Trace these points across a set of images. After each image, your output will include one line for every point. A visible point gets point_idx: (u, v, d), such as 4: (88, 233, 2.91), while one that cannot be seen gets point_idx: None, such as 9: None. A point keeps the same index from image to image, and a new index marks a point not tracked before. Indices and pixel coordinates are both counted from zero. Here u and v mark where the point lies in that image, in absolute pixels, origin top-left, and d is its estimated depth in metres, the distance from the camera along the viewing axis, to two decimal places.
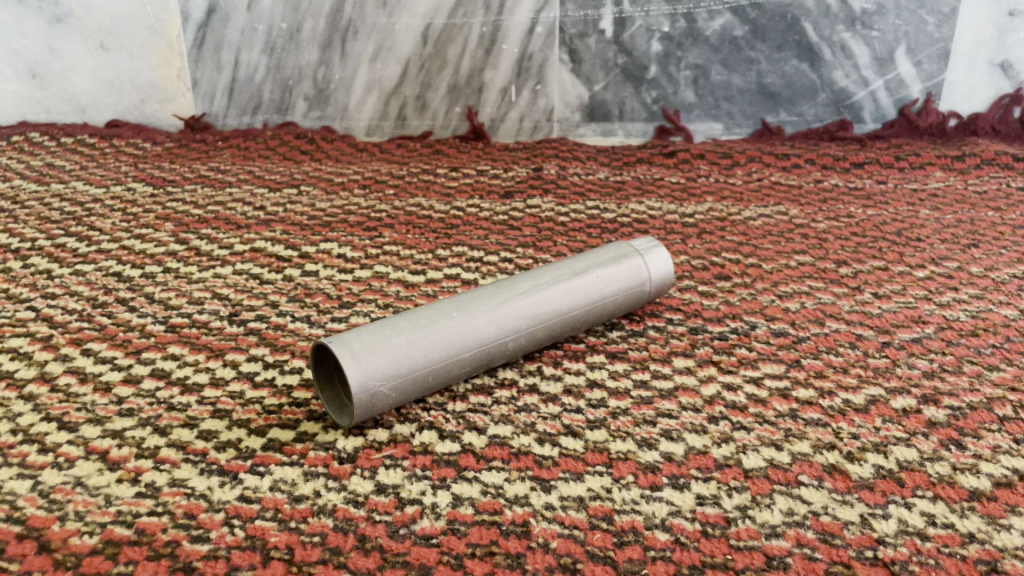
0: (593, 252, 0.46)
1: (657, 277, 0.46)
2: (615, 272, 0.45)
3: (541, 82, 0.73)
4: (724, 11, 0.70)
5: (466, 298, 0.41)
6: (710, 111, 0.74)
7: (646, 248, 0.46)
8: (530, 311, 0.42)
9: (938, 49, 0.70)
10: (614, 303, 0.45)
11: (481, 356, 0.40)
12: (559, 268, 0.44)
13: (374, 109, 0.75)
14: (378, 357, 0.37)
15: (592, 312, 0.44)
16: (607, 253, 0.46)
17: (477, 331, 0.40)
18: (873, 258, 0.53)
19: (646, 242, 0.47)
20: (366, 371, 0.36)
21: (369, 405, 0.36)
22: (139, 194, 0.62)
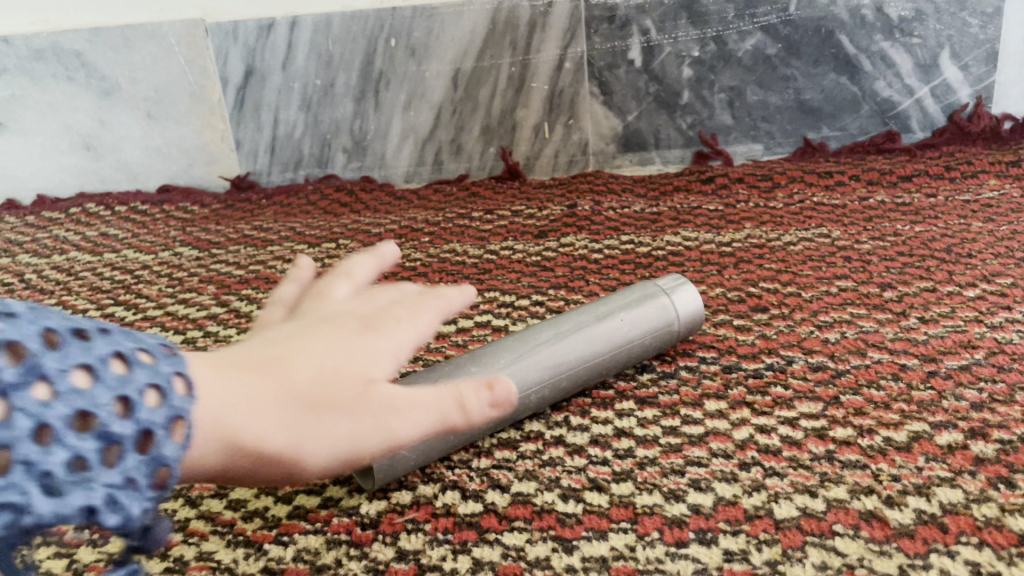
0: (616, 295, 0.45)
1: (685, 314, 0.45)
2: (638, 314, 0.44)
3: (574, 117, 0.73)
4: (755, 31, 0.68)
5: (488, 354, 0.41)
6: (749, 132, 0.72)
7: (671, 287, 0.46)
8: (551, 361, 0.41)
9: (984, 51, 0.67)
10: (642, 346, 0.44)
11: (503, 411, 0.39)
12: (580, 315, 0.44)
13: (411, 156, 0.76)
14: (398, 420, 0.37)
15: (617, 357, 0.43)
16: (628, 296, 0.45)
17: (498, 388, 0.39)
18: (920, 279, 0.51)
19: (672, 280, 0.46)
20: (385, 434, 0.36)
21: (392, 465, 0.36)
22: (185, 258, 0.65)
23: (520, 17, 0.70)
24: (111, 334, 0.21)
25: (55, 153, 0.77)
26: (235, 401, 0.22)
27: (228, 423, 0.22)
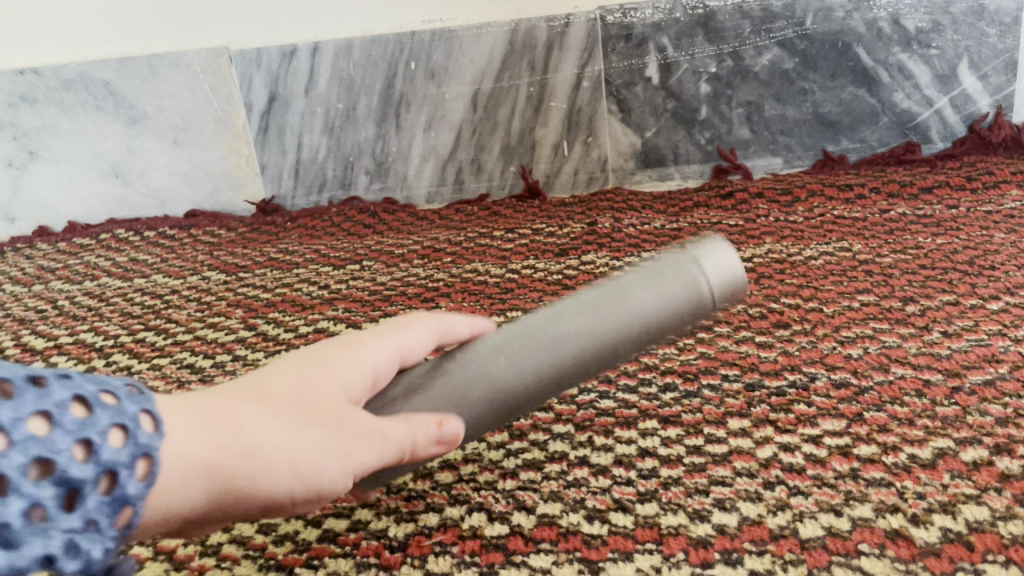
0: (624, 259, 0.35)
1: (719, 274, 0.34)
2: (657, 292, 0.33)
3: (592, 134, 0.74)
4: (772, 45, 0.68)
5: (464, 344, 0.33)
6: (768, 146, 0.72)
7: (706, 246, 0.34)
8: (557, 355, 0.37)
9: (1003, 61, 0.67)
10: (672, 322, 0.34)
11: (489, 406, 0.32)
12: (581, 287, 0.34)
13: (432, 177, 0.77)
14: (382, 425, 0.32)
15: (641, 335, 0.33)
16: (643, 258, 0.35)
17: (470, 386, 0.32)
18: (943, 292, 0.51)
19: (708, 246, 0.35)
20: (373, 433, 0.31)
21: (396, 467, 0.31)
22: (213, 282, 0.66)
23: (537, 38, 0.71)
24: (75, 376, 0.20)
25: (85, 180, 0.79)
26: (207, 436, 0.23)
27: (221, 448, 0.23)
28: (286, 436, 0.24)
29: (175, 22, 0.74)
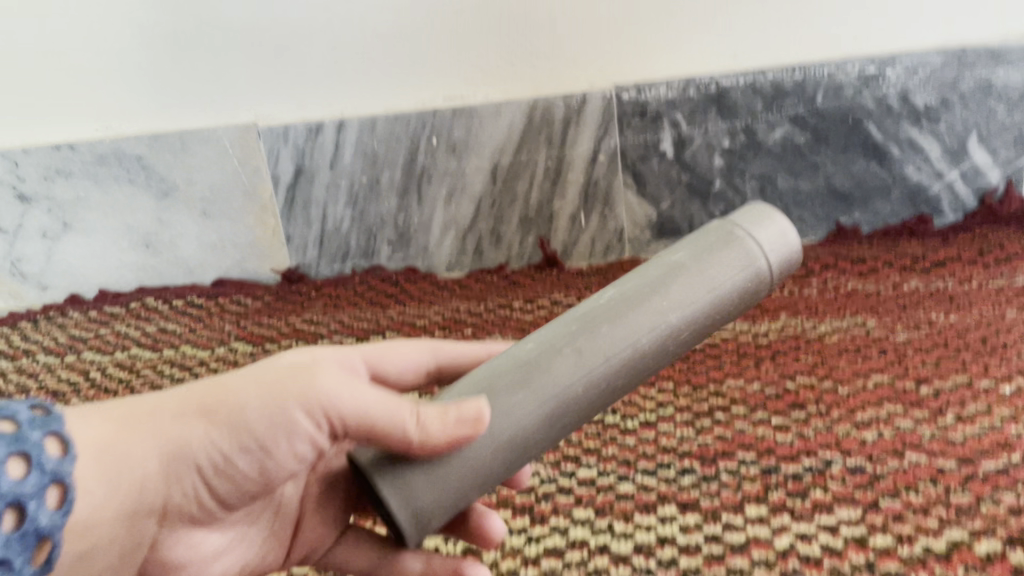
0: (665, 257, 0.39)
1: (773, 259, 0.39)
2: (708, 276, 0.38)
3: (609, 206, 0.76)
4: (783, 121, 0.70)
5: (515, 358, 0.36)
6: (782, 217, 0.73)
7: (746, 229, 0.39)
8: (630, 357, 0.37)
9: (1012, 135, 0.68)
10: (723, 306, 0.38)
11: (544, 414, 0.34)
12: (625, 287, 0.38)
13: (452, 246, 0.79)
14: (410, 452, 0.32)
15: (699, 313, 0.37)
16: (690, 252, 0.39)
17: (541, 387, 0.34)
18: (955, 372, 0.52)
19: (750, 215, 0.40)
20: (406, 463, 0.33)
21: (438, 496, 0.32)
22: (241, 354, 0.68)
23: (555, 113, 0.73)
24: None
25: (117, 250, 0.82)
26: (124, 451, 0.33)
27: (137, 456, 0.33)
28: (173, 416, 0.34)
29: (206, 99, 0.77)
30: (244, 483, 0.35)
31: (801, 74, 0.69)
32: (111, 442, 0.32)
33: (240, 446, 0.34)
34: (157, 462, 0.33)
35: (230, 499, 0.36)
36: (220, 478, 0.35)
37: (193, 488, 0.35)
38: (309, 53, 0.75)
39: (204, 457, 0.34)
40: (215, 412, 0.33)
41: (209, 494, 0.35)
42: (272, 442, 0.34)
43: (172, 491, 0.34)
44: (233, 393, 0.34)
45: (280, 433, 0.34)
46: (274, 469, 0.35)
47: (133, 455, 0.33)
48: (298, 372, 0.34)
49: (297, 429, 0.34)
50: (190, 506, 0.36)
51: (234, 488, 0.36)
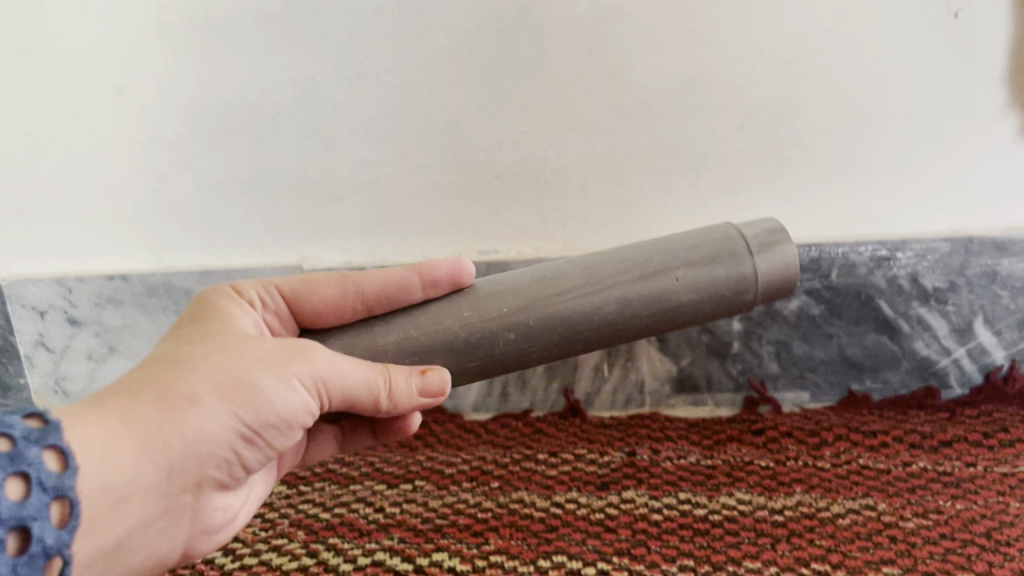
0: (688, 241, 0.55)
1: (763, 277, 0.54)
2: (700, 278, 0.54)
3: (631, 359, 0.79)
4: (799, 293, 0.75)
5: (527, 282, 0.55)
6: (796, 381, 0.77)
7: (754, 250, 0.54)
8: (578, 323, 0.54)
9: (1016, 319, 0.73)
10: (690, 305, 0.54)
11: (552, 317, 0.53)
12: (639, 257, 0.55)
13: (479, 388, 0.82)
14: (456, 319, 0.54)
15: (690, 298, 0.54)
16: (699, 252, 0.54)
17: (538, 315, 0.53)
18: (962, 567, 0.54)
19: (772, 229, 0.55)
20: (443, 337, 0.53)
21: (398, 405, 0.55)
22: (275, 494, 0.71)
23: None
24: None
25: None
26: (177, 420, 0.43)
27: (188, 423, 0.44)
28: (206, 392, 0.45)
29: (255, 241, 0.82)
30: (247, 450, 0.48)
31: (817, 251, 0.73)
32: (148, 426, 0.42)
33: (255, 418, 0.47)
34: (188, 440, 0.44)
35: (233, 466, 0.49)
36: (230, 449, 0.47)
37: (208, 460, 0.46)
38: (359, 207, 0.81)
39: (225, 430, 0.46)
40: (240, 382, 0.46)
41: (218, 464, 0.47)
42: (280, 413, 0.47)
43: (197, 463, 0.46)
44: (245, 371, 0.46)
45: (283, 401, 0.47)
46: (272, 435, 0.49)
47: (168, 438, 0.43)
48: (298, 351, 0.48)
49: (296, 397, 0.48)
50: (206, 468, 0.47)
51: (236, 454, 0.48)
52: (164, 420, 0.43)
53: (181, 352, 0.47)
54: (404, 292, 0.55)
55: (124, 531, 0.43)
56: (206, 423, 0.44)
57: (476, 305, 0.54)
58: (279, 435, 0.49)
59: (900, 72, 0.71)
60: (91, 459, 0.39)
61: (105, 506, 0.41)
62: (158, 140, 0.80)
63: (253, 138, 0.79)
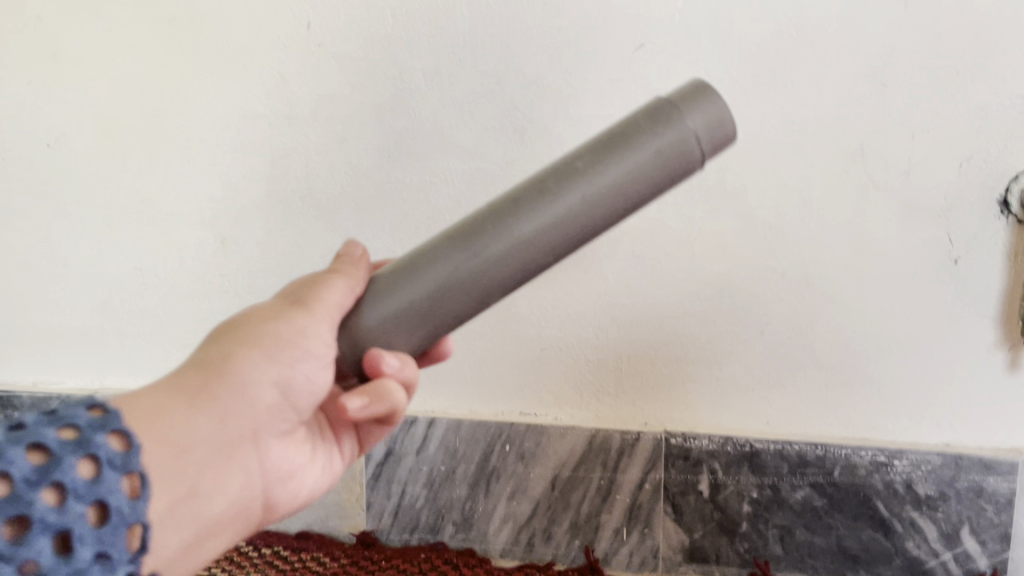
0: (629, 120, 0.55)
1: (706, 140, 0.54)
2: (651, 140, 0.53)
3: (648, 526, 0.88)
4: (804, 484, 0.84)
5: (508, 196, 0.55)
6: (796, 563, 0.85)
7: (685, 109, 0.54)
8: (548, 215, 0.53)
9: (999, 531, 0.80)
10: (667, 174, 0.54)
11: (549, 211, 0.53)
12: (591, 144, 0.55)
13: (508, 536, 0.91)
14: (461, 237, 0.55)
15: (651, 160, 0.53)
16: (632, 124, 0.55)
17: (521, 229, 0.53)
18: None
19: (694, 88, 0.55)
20: (455, 251, 0.54)
21: (446, 322, 0.56)
22: None
23: (611, 444, 0.87)
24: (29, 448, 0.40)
25: None
26: (217, 380, 0.53)
27: (230, 380, 0.54)
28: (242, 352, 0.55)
29: None
30: (290, 393, 0.58)
31: (822, 450, 0.83)
32: (197, 386, 0.53)
33: (286, 356, 0.56)
34: (236, 388, 0.54)
35: (277, 408, 0.58)
36: (272, 389, 0.56)
37: (259, 407, 0.56)
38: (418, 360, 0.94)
39: (266, 376, 0.55)
40: (264, 336, 0.56)
41: (265, 407, 0.56)
42: (303, 346, 0.56)
43: (248, 409, 0.55)
44: (260, 328, 0.57)
45: (303, 336, 0.56)
46: (312, 374, 0.58)
47: (212, 393, 0.53)
48: (300, 299, 0.59)
49: (316, 330, 0.57)
50: (263, 415, 0.56)
51: (280, 391, 0.57)
52: (204, 380, 0.53)
53: (210, 340, 0.57)
54: None
55: (195, 479, 0.51)
56: (241, 367, 0.55)
57: (476, 222, 0.55)
58: (314, 370, 0.58)
59: (903, 303, 0.81)
60: (142, 416, 0.48)
61: (167, 454, 0.49)
62: (253, 287, 0.96)
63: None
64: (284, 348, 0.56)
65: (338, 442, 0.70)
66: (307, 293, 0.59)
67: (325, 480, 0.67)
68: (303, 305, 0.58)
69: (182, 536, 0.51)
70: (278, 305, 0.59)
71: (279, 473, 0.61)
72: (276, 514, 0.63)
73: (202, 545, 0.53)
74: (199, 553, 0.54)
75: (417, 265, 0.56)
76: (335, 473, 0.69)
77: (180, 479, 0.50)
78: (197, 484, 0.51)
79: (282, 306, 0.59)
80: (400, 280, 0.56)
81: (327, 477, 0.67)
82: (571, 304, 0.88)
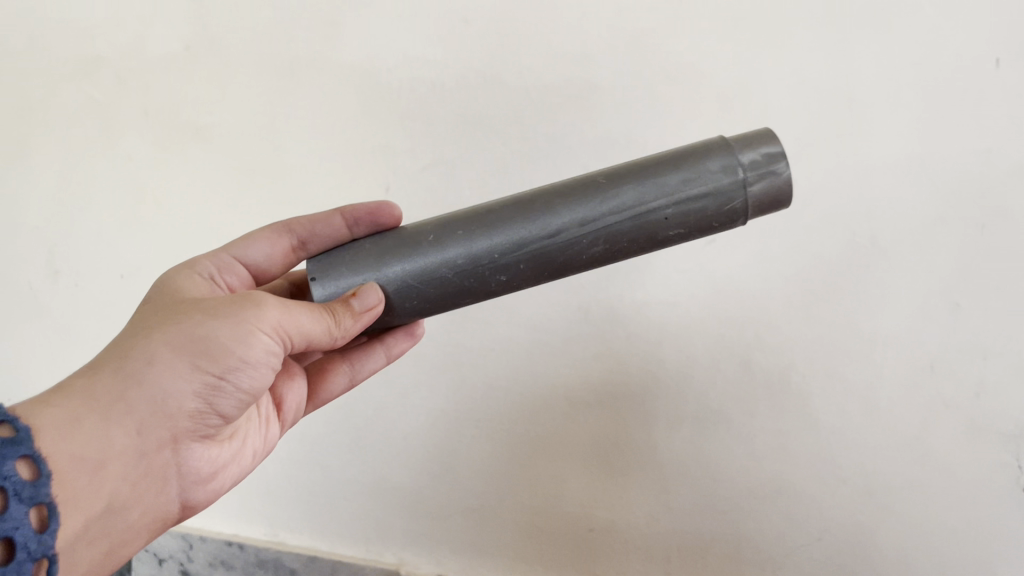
0: (694, 148, 0.60)
1: (756, 187, 0.58)
2: (693, 181, 0.58)
3: None
4: None
5: (544, 196, 0.62)
6: None
7: (743, 152, 0.58)
8: (562, 220, 0.61)
9: None
10: (701, 211, 0.59)
11: (567, 230, 0.60)
12: (644, 165, 0.61)
13: None
14: (485, 225, 0.62)
15: (680, 208, 0.59)
16: (689, 154, 0.60)
17: (536, 227, 0.61)
18: None
19: (759, 138, 0.59)
20: (476, 240, 0.62)
21: (456, 301, 0.65)
22: None
23: None
24: None
25: None
26: (127, 385, 0.61)
27: (142, 386, 0.61)
28: (165, 353, 0.61)
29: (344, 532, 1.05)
30: (214, 398, 0.65)
31: None
32: (108, 392, 0.60)
33: (213, 368, 0.62)
34: (152, 394, 0.61)
35: (197, 412, 0.65)
36: (193, 397, 0.63)
37: (178, 410, 0.63)
38: (477, 527, 0.99)
39: (188, 382, 0.62)
40: (193, 336, 0.62)
41: (184, 413, 0.64)
42: (237, 360, 0.62)
43: (164, 414, 0.62)
44: (195, 330, 0.62)
45: (236, 346, 0.62)
46: (237, 380, 0.64)
47: (128, 403, 0.61)
48: (238, 306, 0.63)
49: (250, 343, 0.62)
50: (182, 419, 0.64)
51: (204, 399, 0.64)
52: (123, 388, 0.60)
53: (136, 335, 0.63)
54: (243, 246, 0.79)
55: (112, 495, 0.61)
56: (163, 378, 0.61)
57: (503, 216, 0.62)
58: (244, 379, 0.64)
59: (957, 512, 0.83)
60: (56, 431, 0.57)
61: (72, 465, 0.57)
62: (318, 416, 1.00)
63: (394, 433, 0.98)
64: (211, 354, 0.62)
65: (270, 425, 0.80)
66: (253, 299, 0.64)
67: (250, 460, 0.78)
68: (244, 311, 0.63)
69: (96, 550, 0.61)
70: (226, 301, 0.64)
71: (198, 470, 0.70)
72: (200, 505, 0.73)
73: (122, 548, 0.63)
74: (119, 556, 0.64)
75: (442, 239, 0.63)
76: (259, 457, 0.80)
77: (95, 489, 0.59)
78: (116, 493, 0.61)
79: (223, 303, 0.64)
80: (423, 246, 0.64)
81: (253, 459, 0.78)
82: (613, 471, 0.92)
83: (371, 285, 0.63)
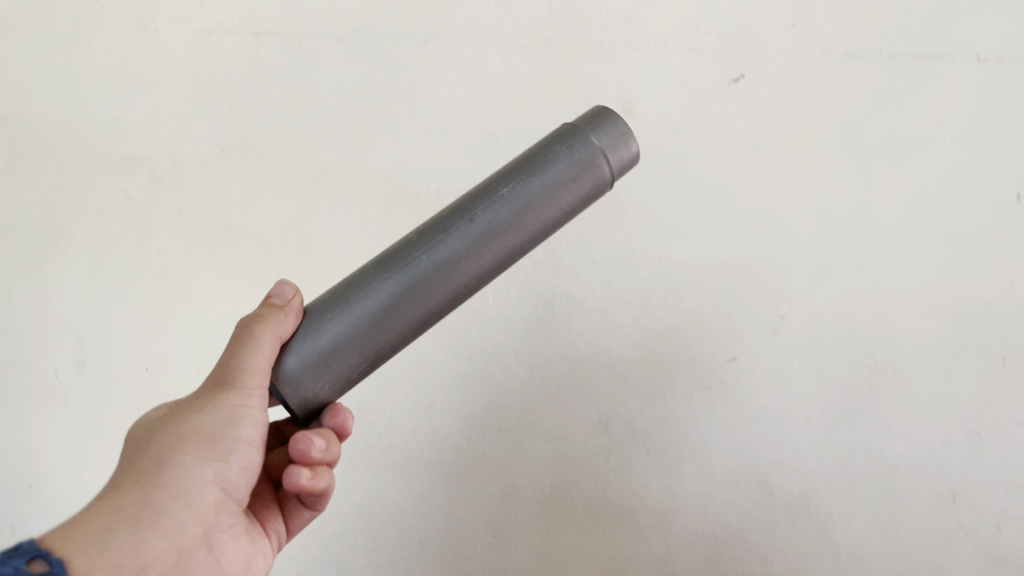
0: (538, 146, 0.64)
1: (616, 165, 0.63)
2: (565, 165, 0.62)
3: None
4: None
5: (422, 228, 0.61)
6: None
7: (597, 135, 0.63)
8: (459, 230, 0.60)
9: None
10: (586, 189, 0.62)
11: (479, 225, 0.60)
12: (508, 170, 0.62)
13: None
14: (384, 269, 0.59)
15: (569, 173, 0.62)
16: (543, 148, 0.63)
17: (440, 247, 0.59)
18: None
19: (595, 115, 0.64)
20: (392, 273, 0.59)
21: (392, 342, 0.60)
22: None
23: None
24: None
25: None
26: (148, 494, 0.56)
27: (161, 489, 0.56)
28: (169, 453, 0.58)
29: None
30: (227, 485, 0.61)
31: None
32: (129, 504, 0.55)
33: (217, 450, 0.59)
34: (174, 494, 0.57)
35: (218, 505, 0.60)
36: (210, 488, 0.59)
37: (202, 507, 0.58)
38: None
39: (202, 474, 0.58)
40: (189, 430, 0.59)
41: (207, 507, 0.59)
42: (233, 438, 0.60)
43: (190, 509, 0.57)
44: (184, 425, 0.59)
45: (230, 426, 0.60)
46: (240, 457, 0.61)
47: (153, 507, 0.56)
48: (209, 390, 0.61)
49: (245, 415, 0.60)
50: (209, 515, 0.59)
51: (219, 487, 0.60)
52: (143, 497, 0.56)
53: (130, 458, 0.59)
54: None
55: None
56: (176, 475, 0.57)
57: (401, 256, 0.60)
58: (244, 454, 0.61)
59: None
60: (88, 549, 0.51)
61: None
62: (317, 535, 0.93)
63: (397, 552, 0.91)
64: (213, 435, 0.59)
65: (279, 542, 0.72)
66: (213, 376, 0.62)
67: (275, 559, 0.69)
68: (214, 385, 0.61)
69: None
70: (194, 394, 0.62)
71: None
72: None
73: None
74: None
75: (350, 291, 0.59)
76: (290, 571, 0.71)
77: None
78: None
79: (194, 396, 0.62)
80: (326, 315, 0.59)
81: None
82: None
83: (284, 288, 0.64)
